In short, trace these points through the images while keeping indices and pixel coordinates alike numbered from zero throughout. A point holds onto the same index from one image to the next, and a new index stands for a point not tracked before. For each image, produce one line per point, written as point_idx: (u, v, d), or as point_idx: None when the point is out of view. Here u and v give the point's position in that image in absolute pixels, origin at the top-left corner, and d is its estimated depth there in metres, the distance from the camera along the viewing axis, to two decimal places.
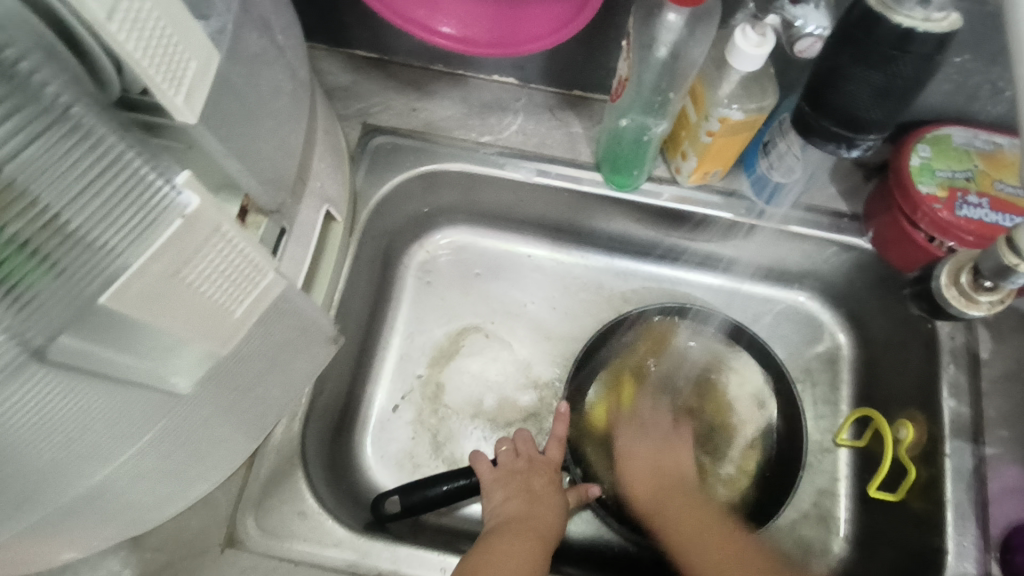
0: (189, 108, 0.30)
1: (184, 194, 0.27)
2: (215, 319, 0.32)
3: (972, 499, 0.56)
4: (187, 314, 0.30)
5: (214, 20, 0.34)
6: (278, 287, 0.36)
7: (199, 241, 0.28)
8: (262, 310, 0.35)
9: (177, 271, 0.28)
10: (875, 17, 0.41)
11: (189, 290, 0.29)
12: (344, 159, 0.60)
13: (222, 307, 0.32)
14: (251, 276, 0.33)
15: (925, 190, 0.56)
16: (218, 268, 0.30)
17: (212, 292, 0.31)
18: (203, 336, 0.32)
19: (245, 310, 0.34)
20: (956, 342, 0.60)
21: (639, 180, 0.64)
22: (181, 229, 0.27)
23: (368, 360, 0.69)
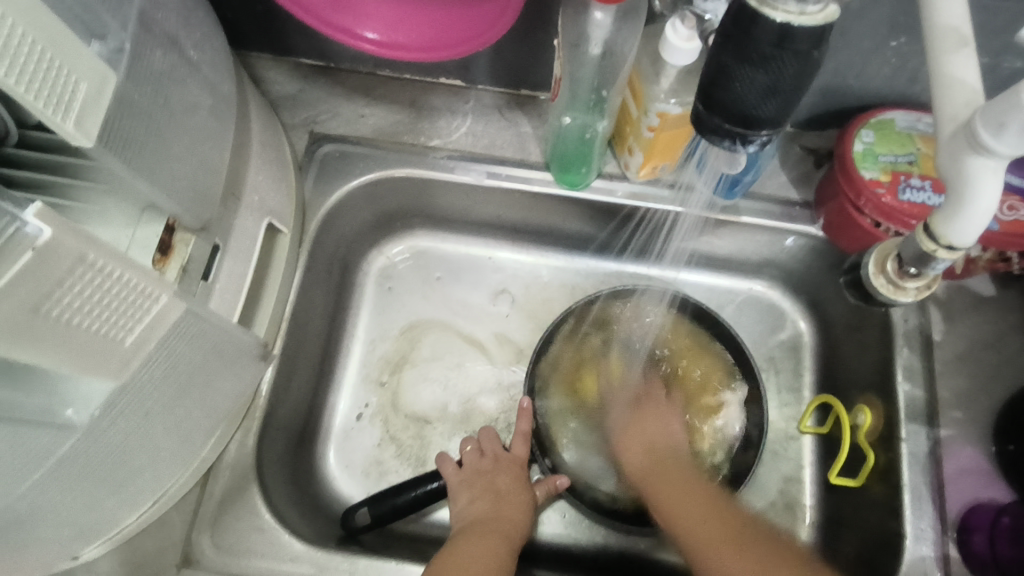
0: (84, 131, 0.30)
1: (34, 225, 0.25)
2: (101, 351, 0.31)
3: (928, 481, 0.56)
4: (71, 350, 0.29)
5: (112, 39, 0.34)
6: (178, 310, 0.36)
7: (62, 272, 0.27)
8: (158, 336, 0.35)
9: (39, 307, 0.27)
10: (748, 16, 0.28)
11: (57, 324, 0.28)
12: (289, 169, 0.59)
13: (109, 336, 0.31)
14: (139, 302, 0.32)
15: (868, 176, 0.56)
16: (95, 300, 0.29)
17: (93, 323, 0.30)
18: (89, 368, 0.31)
19: (138, 336, 0.33)
20: (909, 325, 0.60)
21: (589, 178, 0.64)
22: (31, 262, 0.25)
23: (328, 370, 0.68)
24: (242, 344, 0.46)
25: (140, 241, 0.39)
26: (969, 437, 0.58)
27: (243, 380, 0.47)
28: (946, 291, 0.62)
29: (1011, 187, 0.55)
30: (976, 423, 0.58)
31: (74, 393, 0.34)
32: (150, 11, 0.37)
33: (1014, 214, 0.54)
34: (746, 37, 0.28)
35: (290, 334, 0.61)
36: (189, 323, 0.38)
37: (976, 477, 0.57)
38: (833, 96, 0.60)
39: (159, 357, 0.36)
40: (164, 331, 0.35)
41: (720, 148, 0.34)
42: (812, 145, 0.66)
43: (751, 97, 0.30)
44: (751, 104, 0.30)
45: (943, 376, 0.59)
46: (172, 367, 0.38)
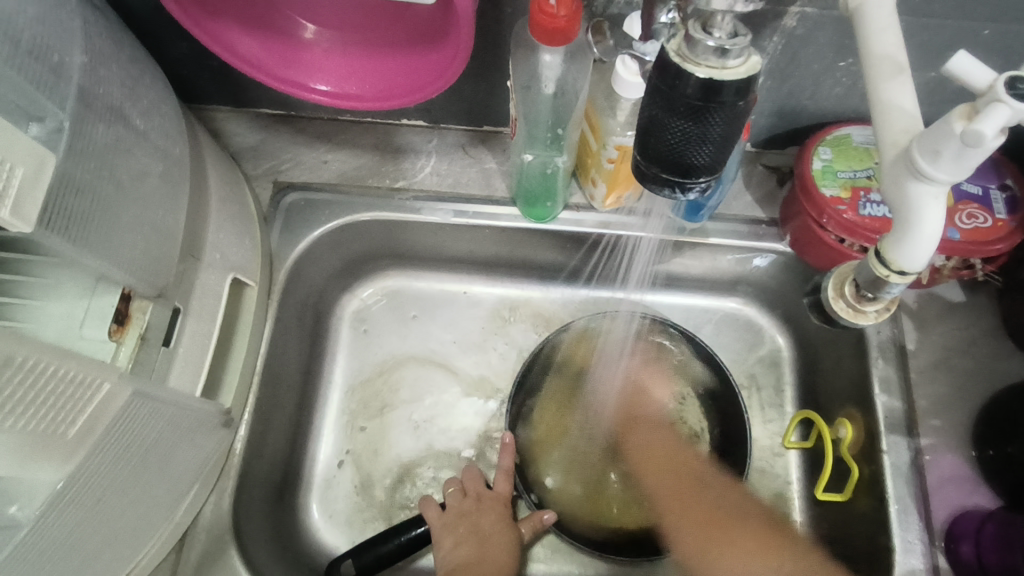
0: (22, 217, 0.29)
1: None
2: (45, 442, 0.31)
3: (913, 492, 0.55)
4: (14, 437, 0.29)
5: (51, 120, 0.34)
6: (127, 392, 0.35)
7: None
8: (106, 421, 0.35)
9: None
10: (671, 70, 0.28)
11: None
12: (253, 222, 0.59)
13: (51, 430, 0.31)
14: (81, 391, 0.32)
15: (828, 193, 0.57)
16: (31, 399, 0.29)
17: (30, 422, 0.30)
18: (31, 465, 0.31)
19: (84, 426, 0.33)
20: (882, 337, 0.61)
21: (555, 211, 0.64)
22: None
23: (307, 418, 0.67)
24: (203, 408, 0.45)
25: (95, 312, 0.40)
26: (950, 445, 0.57)
27: (207, 443, 0.46)
28: (917, 300, 0.62)
29: (969, 195, 0.56)
30: (956, 431, 0.58)
31: (19, 487, 0.32)
32: (92, 87, 0.36)
33: (972, 223, 0.55)
34: (671, 90, 0.29)
35: (262, 388, 0.60)
36: (144, 395, 0.37)
37: (962, 486, 0.56)
38: (788, 116, 0.61)
39: (111, 436, 0.35)
40: (112, 416, 0.35)
41: (663, 196, 0.33)
42: (774, 163, 0.67)
43: (684, 146, 0.30)
44: (685, 153, 0.30)
45: (919, 385, 0.59)
46: (131, 439, 0.37)
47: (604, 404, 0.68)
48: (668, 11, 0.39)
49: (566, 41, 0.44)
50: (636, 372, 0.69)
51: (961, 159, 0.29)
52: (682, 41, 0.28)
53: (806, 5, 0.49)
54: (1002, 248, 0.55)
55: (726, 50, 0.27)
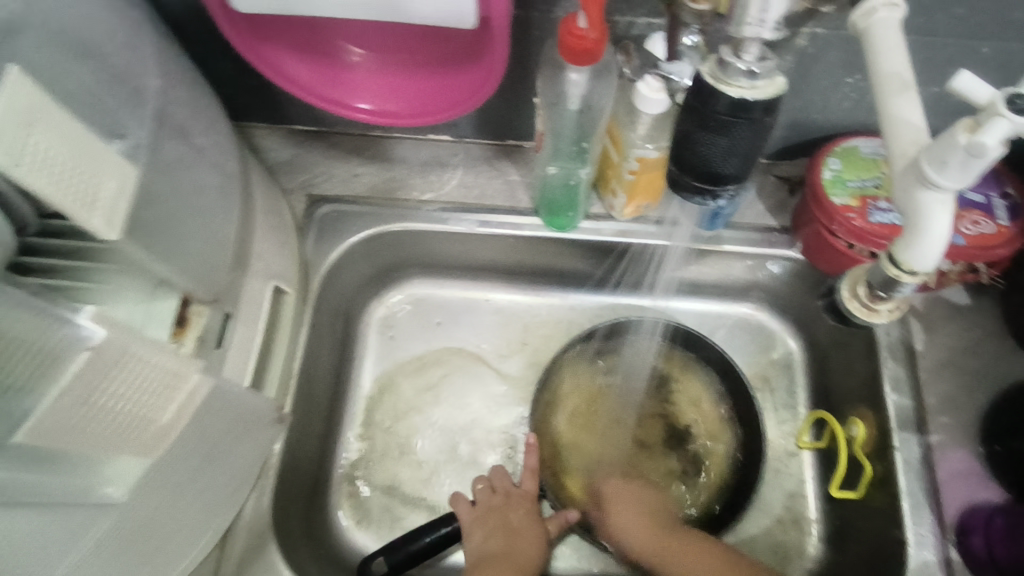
0: (110, 224, 0.32)
1: (87, 330, 0.30)
2: (140, 429, 0.34)
3: (924, 487, 0.58)
4: (112, 426, 0.33)
5: (131, 137, 0.36)
6: (208, 385, 0.39)
7: (106, 366, 0.31)
8: (189, 414, 0.38)
9: (90, 398, 0.31)
10: (705, 89, 0.32)
11: (105, 410, 0.32)
12: (290, 232, 0.62)
13: (144, 420, 0.34)
14: (173, 381, 0.35)
15: (839, 202, 0.60)
16: (133, 387, 0.33)
17: (130, 408, 0.33)
18: (128, 448, 0.34)
19: (175, 411, 0.36)
20: (892, 339, 0.63)
21: (576, 220, 0.67)
22: (87, 361, 0.30)
23: (337, 420, 0.70)
24: (257, 406, 0.48)
25: (156, 315, 0.41)
26: (959, 442, 0.60)
27: (258, 440, 0.49)
28: (924, 303, 0.65)
29: (972, 203, 0.59)
30: (965, 429, 0.60)
31: (108, 472, 0.36)
32: (164, 107, 0.40)
33: (977, 229, 0.58)
34: (704, 107, 0.32)
35: (299, 389, 0.63)
36: (207, 393, 0.40)
37: (971, 481, 0.58)
38: (798, 129, 0.64)
39: (184, 426, 0.38)
40: (193, 411, 0.38)
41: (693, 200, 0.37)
42: (784, 174, 0.69)
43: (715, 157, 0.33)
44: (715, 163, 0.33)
45: (928, 385, 0.62)
46: (198, 432, 0.40)
47: (626, 408, 0.71)
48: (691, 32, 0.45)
49: (591, 61, 0.47)
50: (656, 377, 0.72)
51: (966, 169, 0.32)
52: (715, 64, 0.31)
53: (816, 25, 0.52)
54: (1003, 253, 0.58)
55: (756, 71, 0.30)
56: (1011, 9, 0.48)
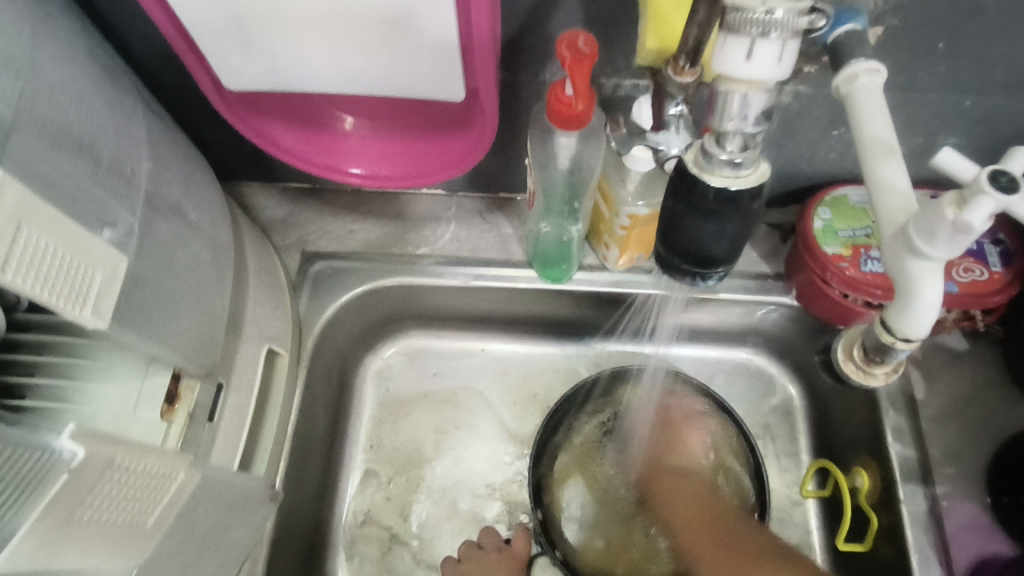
0: (99, 315, 0.32)
1: (69, 449, 0.29)
2: (128, 533, 0.34)
3: (932, 542, 0.56)
4: (95, 530, 0.32)
5: (122, 224, 0.36)
6: (197, 478, 0.38)
7: (93, 479, 0.31)
8: (175, 512, 0.37)
9: (73, 514, 0.30)
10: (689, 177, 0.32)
11: (87, 524, 0.31)
12: (284, 292, 0.62)
13: (133, 522, 0.34)
14: (159, 484, 0.35)
15: (830, 251, 0.60)
16: (119, 496, 0.32)
17: (115, 516, 0.33)
18: (114, 555, 0.33)
19: (160, 515, 0.36)
20: (892, 386, 0.62)
21: (570, 272, 0.67)
22: (68, 480, 0.29)
23: (333, 479, 0.69)
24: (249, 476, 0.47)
25: (147, 393, 0.41)
26: (965, 493, 0.58)
27: (253, 510, 0.48)
28: (922, 349, 0.64)
29: (965, 249, 0.59)
30: (971, 479, 0.59)
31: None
32: (155, 187, 0.40)
33: (970, 276, 0.58)
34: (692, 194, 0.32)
35: (293, 451, 0.62)
36: (197, 476, 0.39)
37: (981, 534, 0.57)
38: (788, 178, 0.65)
39: (175, 510, 0.37)
40: (179, 509, 0.38)
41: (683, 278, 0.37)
42: (776, 221, 0.70)
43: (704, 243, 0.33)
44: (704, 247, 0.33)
45: (931, 434, 0.61)
46: (189, 517, 0.39)
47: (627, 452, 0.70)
48: (677, 104, 0.43)
49: (580, 125, 0.47)
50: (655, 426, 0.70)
51: (954, 242, 0.32)
52: (698, 151, 0.32)
53: (800, 84, 0.52)
54: (1000, 300, 0.58)
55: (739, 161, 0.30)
56: (992, 66, 0.49)
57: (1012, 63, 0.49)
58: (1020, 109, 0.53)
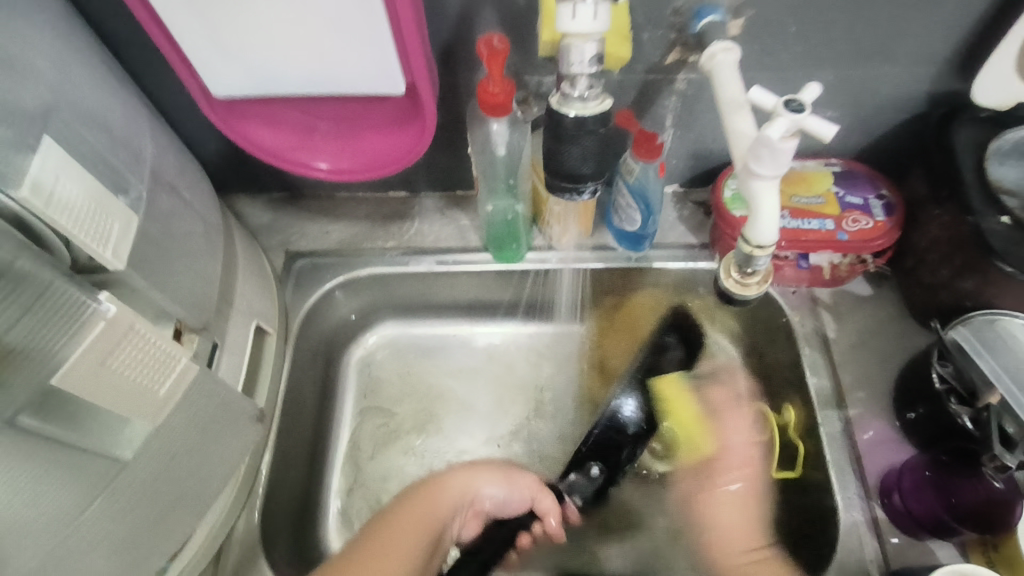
0: (118, 257, 0.41)
1: (105, 304, 0.37)
2: (142, 395, 0.41)
3: (848, 456, 0.64)
4: (118, 394, 0.39)
5: (133, 192, 0.46)
6: (194, 369, 0.45)
7: (119, 337, 0.37)
8: (180, 391, 0.44)
9: (104, 360, 0.37)
10: (556, 115, 0.43)
11: (115, 373, 0.38)
12: (269, 281, 0.71)
13: (147, 388, 0.41)
14: (164, 361, 0.42)
15: (737, 214, 0.70)
16: (136, 357, 0.39)
17: (133, 376, 0.39)
18: (132, 412, 0.40)
19: (167, 390, 0.43)
20: (807, 329, 0.71)
21: (522, 251, 0.76)
22: (105, 327, 0.36)
23: (322, 453, 0.76)
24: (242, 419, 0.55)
25: None
26: (875, 414, 0.66)
27: (246, 448, 0.55)
28: (832, 297, 0.73)
29: (853, 205, 0.69)
30: (880, 402, 0.67)
31: (120, 437, 0.42)
32: (156, 169, 0.50)
33: (858, 226, 0.68)
34: (558, 126, 0.43)
35: (282, 420, 0.69)
36: (195, 401, 0.47)
37: (892, 448, 0.64)
38: (701, 158, 0.75)
39: (178, 417, 0.46)
40: (182, 391, 0.45)
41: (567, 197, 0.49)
42: (700, 199, 0.80)
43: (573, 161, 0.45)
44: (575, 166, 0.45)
45: (843, 366, 0.69)
46: (188, 433, 0.47)
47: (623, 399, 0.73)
48: None
49: (506, 112, 0.58)
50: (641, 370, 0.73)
51: (776, 159, 0.42)
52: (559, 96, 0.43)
53: (689, 72, 0.63)
54: (884, 243, 0.67)
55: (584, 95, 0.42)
56: (838, 43, 0.60)
57: (854, 40, 0.60)
58: (872, 79, 0.64)
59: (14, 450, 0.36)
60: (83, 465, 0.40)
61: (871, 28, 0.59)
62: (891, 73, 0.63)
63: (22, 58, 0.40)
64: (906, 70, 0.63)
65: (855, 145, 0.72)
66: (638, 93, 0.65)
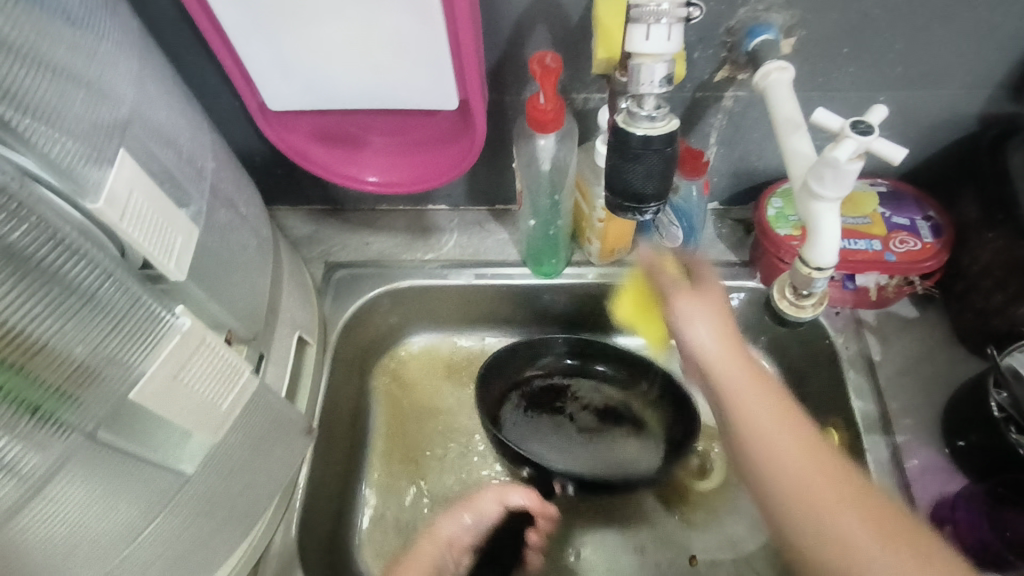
0: (179, 268, 0.42)
1: (179, 316, 0.38)
2: (209, 410, 0.41)
3: (896, 484, 0.62)
4: (188, 406, 0.39)
5: (195, 205, 0.46)
6: (253, 384, 0.46)
7: (191, 350, 0.38)
8: (240, 407, 0.45)
9: (178, 373, 0.38)
10: (620, 132, 0.42)
11: (186, 387, 0.39)
12: (310, 292, 0.71)
13: (213, 403, 0.42)
14: (232, 375, 0.43)
15: (782, 233, 0.69)
16: (207, 371, 0.40)
17: (203, 389, 0.40)
18: (198, 428, 0.41)
19: (230, 404, 0.43)
20: (851, 352, 0.70)
21: (560, 266, 0.76)
22: (179, 341, 0.38)
23: (355, 464, 0.76)
24: (290, 429, 0.55)
25: None
26: (924, 440, 0.65)
27: (292, 459, 0.56)
28: (877, 319, 0.72)
29: (899, 225, 0.68)
30: (928, 428, 0.65)
31: (182, 451, 0.42)
32: (215, 183, 0.50)
33: (905, 247, 0.67)
34: (625, 145, 0.42)
35: (321, 431, 0.69)
36: (249, 411, 0.47)
37: (942, 477, 0.63)
38: (744, 176, 0.74)
39: (236, 426, 0.46)
40: (244, 404, 0.45)
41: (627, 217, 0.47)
42: (740, 217, 0.79)
43: (638, 180, 0.43)
44: (640, 185, 0.43)
45: (890, 392, 0.67)
46: (241, 445, 0.47)
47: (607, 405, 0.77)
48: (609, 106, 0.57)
49: (555, 128, 0.58)
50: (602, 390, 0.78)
51: (839, 180, 0.41)
52: (626, 113, 0.43)
53: (738, 90, 0.63)
54: (931, 267, 0.66)
55: (652, 116, 0.42)
56: (893, 64, 0.60)
57: (907, 61, 0.60)
58: (924, 101, 0.63)
59: (89, 463, 0.36)
60: (152, 480, 0.41)
61: (926, 50, 0.58)
62: (944, 95, 0.63)
63: (99, 76, 0.40)
64: (961, 92, 0.62)
65: (902, 165, 0.71)
66: (685, 112, 0.65)
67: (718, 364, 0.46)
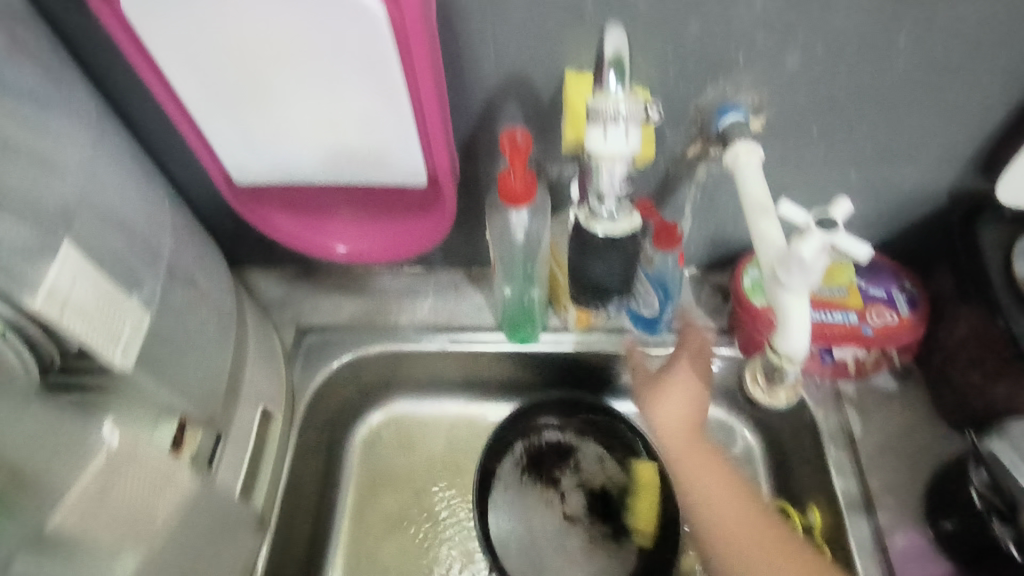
0: (127, 357, 0.40)
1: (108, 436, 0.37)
2: (143, 524, 0.40)
3: (879, 569, 0.60)
4: (119, 519, 0.39)
5: (147, 287, 0.45)
6: (198, 489, 0.46)
7: (119, 464, 0.38)
8: (182, 514, 0.44)
9: (104, 492, 0.37)
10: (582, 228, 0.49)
11: (115, 503, 0.38)
12: (278, 360, 0.69)
13: (149, 515, 0.40)
14: (171, 484, 0.42)
15: (759, 304, 0.68)
16: (141, 485, 0.40)
17: (135, 503, 0.39)
18: (131, 542, 0.40)
19: (171, 514, 0.43)
20: (831, 426, 0.68)
21: (537, 333, 0.75)
22: (105, 458, 0.37)
23: (321, 538, 0.73)
24: (242, 514, 0.53)
25: None
26: (907, 521, 0.63)
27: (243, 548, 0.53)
28: (857, 391, 0.70)
29: (876, 297, 0.68)
30: (911, 508, 0.63)
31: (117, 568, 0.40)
32: (173, 262, 0.49)
33: (882, 320, 0.66)
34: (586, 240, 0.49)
35: (283, 506, 0.66)
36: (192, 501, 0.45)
37: (925, 560, 0.61)
38: (720, 243, 0.74)
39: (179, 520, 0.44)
40: (189, 509, 0.45)
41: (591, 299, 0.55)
42: (718, 283, 0.78)
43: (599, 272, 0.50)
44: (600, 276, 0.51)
45: (871, 469, 0.66)
46: (184, 542, 0.45)
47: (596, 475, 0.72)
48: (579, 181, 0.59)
49: (526, 203, 0.57)
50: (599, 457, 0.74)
51: (809, 274, 0.41)
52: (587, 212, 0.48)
53: (710, 163, 0.63)
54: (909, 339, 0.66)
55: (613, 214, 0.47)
56: (861, 141, 0.60)
57: (875, 139, 0.60)
58: (894, 175, 0.64)
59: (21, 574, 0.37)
60: None
61: (892, 129, 0.59)
62: (915, 169, 0.63)
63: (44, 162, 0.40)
64: (930, 167, 0.63)
65: (877, 235, 0.71)
66: (658, 184, 0.65)
67: (688, 469, 0.59)
